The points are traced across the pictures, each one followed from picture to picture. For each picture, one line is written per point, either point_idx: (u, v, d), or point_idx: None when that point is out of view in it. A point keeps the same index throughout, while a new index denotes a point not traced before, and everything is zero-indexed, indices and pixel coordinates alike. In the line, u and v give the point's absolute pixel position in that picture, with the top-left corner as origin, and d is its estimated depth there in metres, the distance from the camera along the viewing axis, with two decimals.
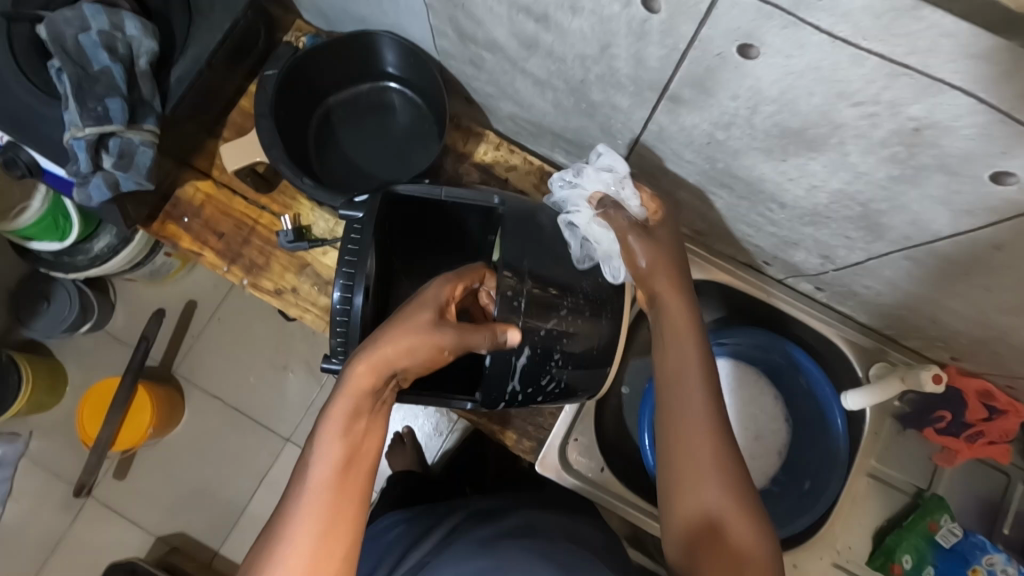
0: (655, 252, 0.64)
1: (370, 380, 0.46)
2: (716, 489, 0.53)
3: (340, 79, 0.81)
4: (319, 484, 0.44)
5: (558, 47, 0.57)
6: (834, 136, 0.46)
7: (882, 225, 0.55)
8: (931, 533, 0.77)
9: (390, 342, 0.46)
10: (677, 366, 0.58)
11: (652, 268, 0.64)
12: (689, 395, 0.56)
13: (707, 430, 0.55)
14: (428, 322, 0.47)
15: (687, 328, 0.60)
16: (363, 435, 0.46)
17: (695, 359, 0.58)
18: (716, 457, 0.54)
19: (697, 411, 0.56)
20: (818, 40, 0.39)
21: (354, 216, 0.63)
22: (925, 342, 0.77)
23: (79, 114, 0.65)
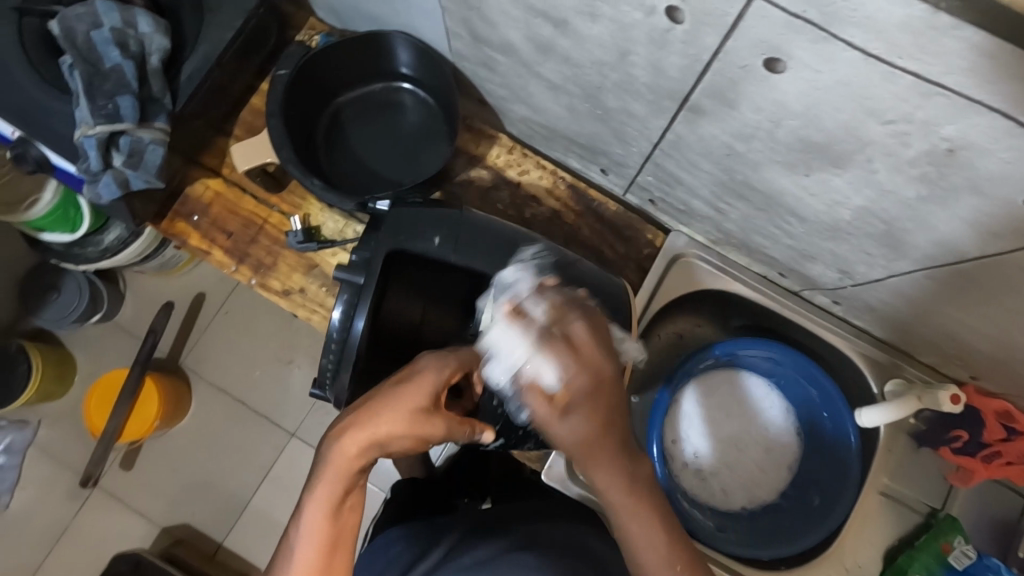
0: (571, 426, 0.49)
1: (358, 461, 0.51)
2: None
3: (353, 79, 0.80)
4: (305, 549, 0.51)
5: (576, 54, 0.55)
6: (861, 153, 0.45)
7: (905, 243, 0.54)
8: (944, 554, 0.75)
9: (380, 430, 0.50)
10: (622, 508, 0.53)
11: (574, 447, 0.50)
12: (638, 537, 0.54)
13: (665, 564, 0.54)
14: (418, 412, 0.51)
15: (613, 462, 0.51)
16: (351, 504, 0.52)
17: (632, 500, 0.52)
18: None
19: (650, 553, 0.54)
20: (849, 55, 0.37)
21: (355, 282, 0.63)
22: (943, 360, 0.76)
23: (89, 111, 0.65)
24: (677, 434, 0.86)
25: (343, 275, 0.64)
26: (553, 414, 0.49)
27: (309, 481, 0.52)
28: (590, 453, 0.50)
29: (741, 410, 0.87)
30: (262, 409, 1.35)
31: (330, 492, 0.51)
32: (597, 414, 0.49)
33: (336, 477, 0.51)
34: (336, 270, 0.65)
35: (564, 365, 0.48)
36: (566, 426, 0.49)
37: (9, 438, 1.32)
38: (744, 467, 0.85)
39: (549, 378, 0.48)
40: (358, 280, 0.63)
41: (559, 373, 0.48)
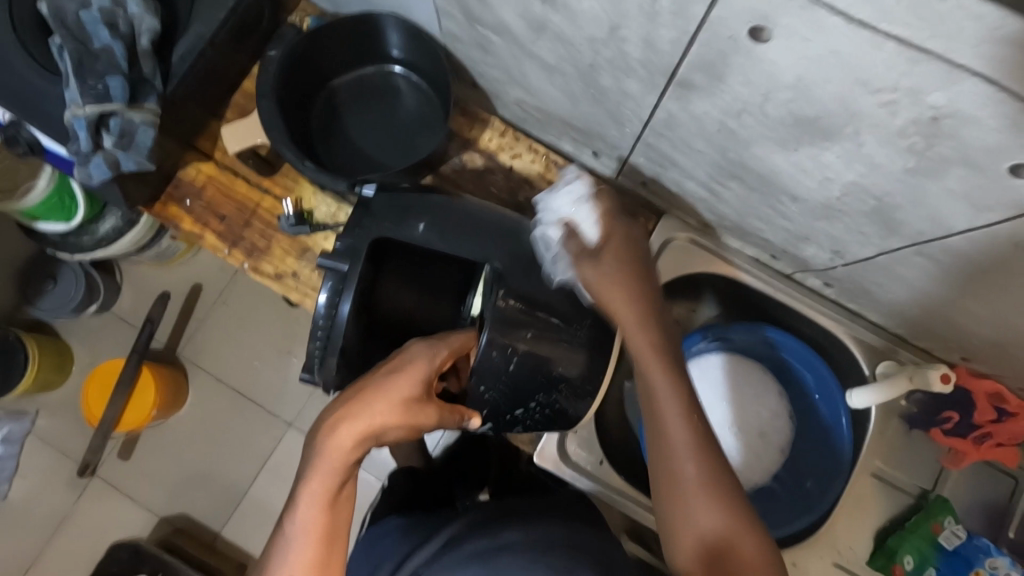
0: (613, 281, 0.64)
1: (348, 457, 0.51)
2: (716, 508, 0.54)
3: (346, 62, 0.80)
4: (297, 548, 0.50)
5: (567, 30, 0.55)
6: (850, 126, 0.45)
7: (896, 220, 0.54)
8: (934, 534, 0.76)
9: (371, 423, 0.51)
10: (657, 391, 0.59)
11: (609, 295, 0.63)
12: (668, 431, 0.57)
13: (694, 450, 0.56)
14: (412, 400, 0.53)
15: (653, 338, 0.61)
16: (342, 501, 0.53)
17: (671, 383, 0.59)
18: (706, 479, 0.55)
19: (680, 438, 0.57)
20: (836, 22, 0.37)
21: (339, 269, 0.62)
22: (936, 341, 0.76)
23: (80, 91, 0.65)
24: None
25: (327, 262, 0.62)
26: (586, 254, 0.66)
27: (300, 479, 0.52)
28: (636, 319, 0.62)
29: (735, 394, 0.87)
30: (260, 399, 1.36)
31: (321, 492, 0.51)
32: (625, 267, 0.65)
33: (326, 474, 0.51)
34: (320, 257, 0.63)
35: (604, 225, 0.68)
36: (604, 269, 0.65)
37: (7, 427, 1.32)
38: (738, 451, 0.85)
39: (590, 232, 0.68)
40: (342, 267, 0.62)
41: (601, 236, 0.67)
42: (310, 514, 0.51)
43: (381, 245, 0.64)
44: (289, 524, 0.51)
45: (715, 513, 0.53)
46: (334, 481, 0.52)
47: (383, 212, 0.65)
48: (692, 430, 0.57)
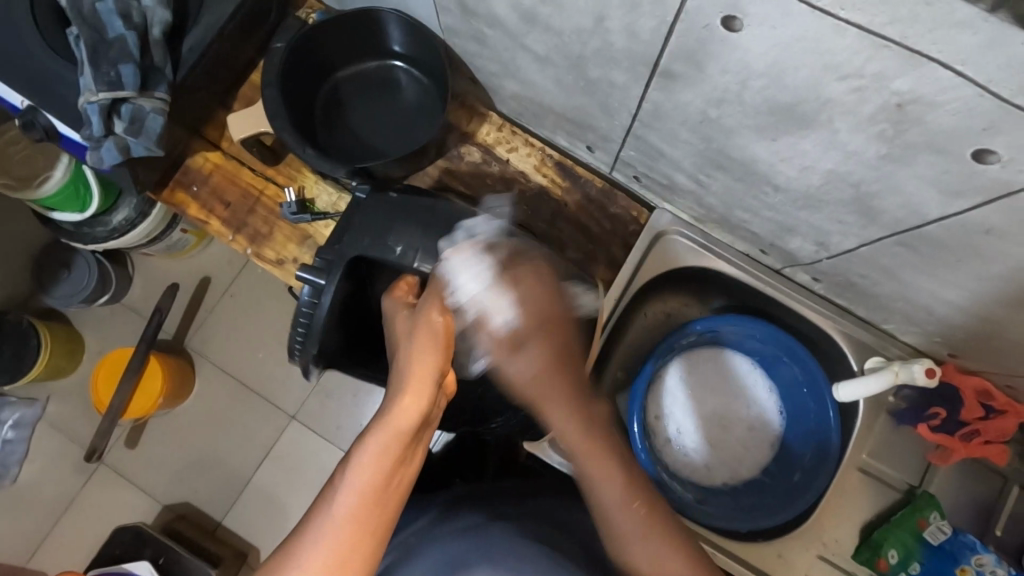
0: (530, 364, 0.60)
1: (413, 393, 0.54)
2: (651, 550, 0.57)
3: (348, 56, 0.83)
4: (359, 494, 0.52)
5: (556, 22, 0.57)
6: (823, 112, 0.47)
7: (875, 209, 0.55)
8: (919, 529, 0.76)
9: (423, 351, 0.55)
10: (584, 459, 0.60)
11: (528, 386, 0.60)
12: (601, 488, 0.59)
13: (623, 503, 0.58)
14: (430, 314, 0.57)
15: (572, 402, 0.60)
16: (409, 447, 0.54)
17: (588, 439, 0.60)
18: (641, 529, 0.58)
19: (609, 492, 0.59)
20: (801, 9, 0.39)
21: (317, 284, 0.68)
22: (922, 336, 0.77)
23: (93, 78, 0.68)
24: (661, 410, 0.88)
25: (306, 277, 0.68)
26: (504, 344, 0.60)
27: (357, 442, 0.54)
28: (554, 403, 0.60)
29: (726, 387, 0.88)
30: (263, 390, 1.38)
31: (385, 436, 0.53)
32: (546, 355, 0.60)
33: (391, 417, 0.53)
34: (300, 271, 0.69)
35: (517, 312, 0.60)
36: (524, 368, 0.60)
37: (19, 412, 1.35)
38: (726, 444, 0.87)
39: (502, 320, 0.60)
40: (320, 282, 0.68)
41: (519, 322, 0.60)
42: (374, 458, 0.52)
43: (359, 263, 0.70)
44: (347, 471, 0.52)
45: (653, 561, 0.57)
46: (402, 423, 0.53)
47: (363, 227, 0.69)
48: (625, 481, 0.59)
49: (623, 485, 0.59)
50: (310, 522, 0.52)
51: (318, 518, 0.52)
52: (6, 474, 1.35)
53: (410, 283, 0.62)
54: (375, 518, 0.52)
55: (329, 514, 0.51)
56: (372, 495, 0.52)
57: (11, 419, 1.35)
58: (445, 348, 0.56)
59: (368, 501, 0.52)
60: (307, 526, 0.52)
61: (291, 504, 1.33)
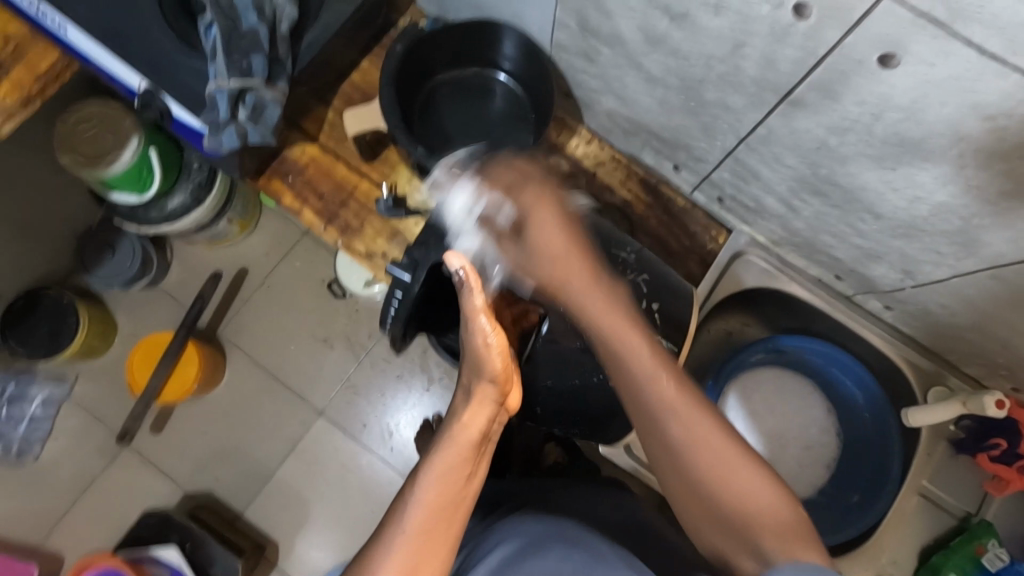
0: (544, 245, 0.56)
1: (474, 409, 0.51)
2: (694, 436, 0.50)
3: (451, 63, 0.86)
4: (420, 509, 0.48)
5: (685, 45, 0.61)
6: (954, 147, 0.50)
7: (977, 241, 0.59)
8: (977, 555, 0.79)
9: (482, 372, 0.52)
10: (607, 327, 0.53)
11: (545, 262, 0.56)
12: (632, 351, 0.52)
13: (661, 383, 0.51)
14: (483, 337, 0.50)
15: (590, 274, 0.55)
16: (476, 458, 0.51)
17: (609, 308, 0.54)
18: (674, 408, 0.50)
19: (642, 367, 0.51)
20: (966, 52, 0.42)
21: (403, 280, 0.70)
22: (987, 369, 0.80)
23: (226, 66, 0.71)
24: None
25: (392, 273, 0.70)
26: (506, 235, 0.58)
27: (422, 463, 0.50)
28: (577, 274, 0.55)
29: (789, 404, 0.91)
30: (295, 384, 1.39)
31: (450, 453, 0.50)
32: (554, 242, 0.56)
33: (455, 433, 0.51)
34: (389, 265, 0.71)
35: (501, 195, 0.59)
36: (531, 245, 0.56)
37: (47, 391, 1.36)
38: (784, 462, 0.89)
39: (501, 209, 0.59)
40: (406, 278, 0.70)
41: (518, 211, 0.57)
42: (438, 474, 0.49)
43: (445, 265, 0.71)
44: (413, 485, 0.49)
45: (695, 440, 0.50)
46: (466, 438, 0.51)
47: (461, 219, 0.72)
48: (651, 350, 0.52)
49: (658, 364, 0.51)
50: (384, 526, 0.49)
51: (388, 528, 0.48)
52: (29, 451, 1.34)
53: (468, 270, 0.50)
54: (442, 530, 0.48)
55: (396, 531, 0.48)
56: (438, 511, 0.48)
57: (40, 396, 1.35)
58: (506, 370, 0.52)
59: (436, 512, 0.48)
60: (377, 540, 0.49)
61: (316, 499, 1.34)
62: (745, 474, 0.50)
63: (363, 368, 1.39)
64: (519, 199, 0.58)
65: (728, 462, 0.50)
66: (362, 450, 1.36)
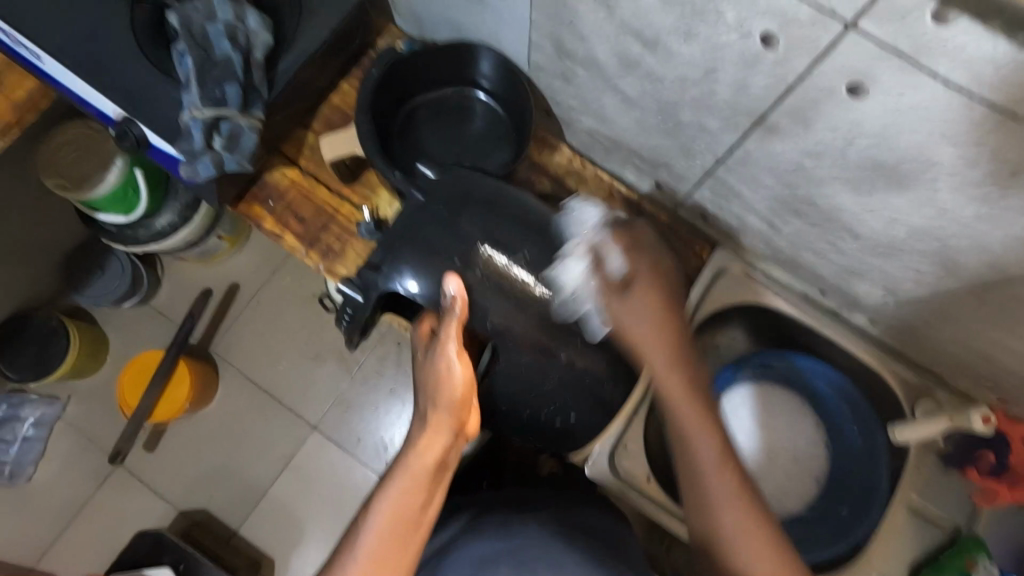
0: (628, 313, 0.66)
1: (431, 436, 0.59)
2: (738, 520, 0.60)
3: (429, 84, 0.86)
4: (375, 533, 0.57)
5: (659, 69, 0.60)
6: (927, 173, 0.50)
7: (956, 263, 0.58)
8: (969, 569, 0.78)
9: (440, 401, 0.59)
10: (685, 417, 0.64)
11: (638, 335, 0.66)
12: (697, 445, 0.63)
13: (719, 469, 0.62)
14: (448, 367, 0.59)
15: (671, 350, 0.65)
16: (430, 486, 0.59)
17: (691, 395, 0.64)
18: (725, 485, 0.62)
19: (701, 454, 0.62)
20: (933, 82, 0.42)
21: (354, 299, 0.69)
22: (974, 382, 0.80)
23: (199, 95, 0.71)
24: None
25: (344, 292, 0.69)
26: (611, 289, 0.67)
27: (379, 488, 0.59)
28: (653, 348, 0.65)
29: (778, 423, 0.91)
30: (288, 400, 1.38)
31: (407, 478, 0.58)
32: (652, 305, 0.66)
33: (411, 460, 0.58)
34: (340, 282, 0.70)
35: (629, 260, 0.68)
36: (628, 310, 0.66)
37: (39, 411, 1.35)
38: (774, 475, 0.89)
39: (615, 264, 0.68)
40: (358, 299, 0.68)
41: (630, 269, 0.67)
42: (394, 497, 0.57)
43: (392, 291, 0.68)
44: (372, 507, 0.58)
45: (737, 535, 0.60)
46: (421, 465, 0.58)
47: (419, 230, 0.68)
48: (706, 427, 0.63)
49: (718, 458, 0.62)
50: (343, 550, 0.57)
51: (347, 550, 0.57)
52: (21, 472, 1.33)
53: (457, 298, 0.61)
54: (395, 554, 0.57)
55: (352, 552, 0.56)
56: (390, 533, 0.57)
57: (32, 416, 1.34)
58: (462, 400, 0.59)
59: (389, 536, 0.57)
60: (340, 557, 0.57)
61: (310, 516, 1.33)
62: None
63: (355, 384, 1.38)
64: (636, 274, 0.67)
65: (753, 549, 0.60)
66: (357, 465, 1.35)
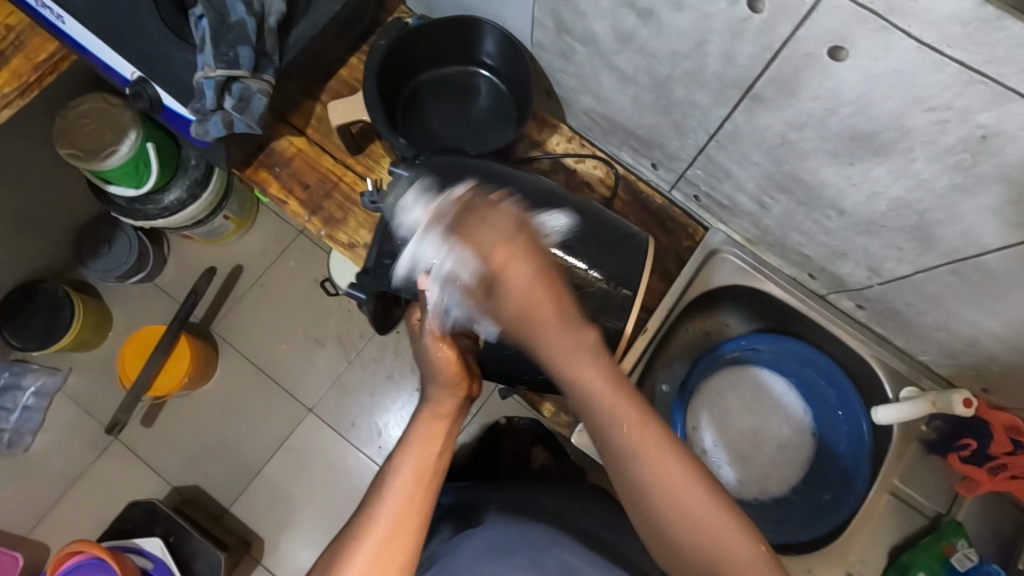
0: (511, 289, 0.57)
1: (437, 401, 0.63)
2: (655, 476, 0.53)
3: (436, 60, 0.88)
4: (393, 492, 0.56)
5: (653, 43, 0.63)
6: (904, 142, 0.52)
7: (936, 237, 0.60)
8: (946, 554, 0.79)
9: (440, 379, 0.64)
10: (573, 369, 0.57)
11: (514, 315, 0.57)
12: (596, 400, 0.56)
13: (620, 418, 0.55)
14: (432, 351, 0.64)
15: (557, 321, 0.57)
16: (445, 440, 0.61)
17: (580, 352, 0.57)
18: (641, 444, 0.54)
19: (605, 401, 0.56)
20: (905, 44, 0.44)
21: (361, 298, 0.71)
22: (957, 369, 0.81)
23: (212, 56, 0.73)
24: (699, 423, 0.91)
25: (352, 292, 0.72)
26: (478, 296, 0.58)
27: (393, 455, 0.60)
28: (530, 316, 0.57)
29: (761, 406, 0.92)
30: (283, 380, 1.40)
31: (423, 436, 0.60)
32: (520, 280, 0.57)
33: (423, 421, 0.62)
34: (350, 286, 0.73)
35: (490, 236, 0.58)
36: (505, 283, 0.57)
37: (40, 381, 1.37)
38: (759, 460, 0.90)
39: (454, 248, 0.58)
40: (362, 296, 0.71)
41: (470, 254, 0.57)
42: (412, 452, 0.59)
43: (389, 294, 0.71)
44: (387, 472, 0.58)
45: (671, 482, 0.53)
46: (435, 424, 0.61)
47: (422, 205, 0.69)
48: (609, 385, 0.56)
49: (618, 400, 0.56)
50: (363, 516, 0.56)
51: (367, 513, 0.56)
52: (20, 441, 1.35)
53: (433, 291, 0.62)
54: (414, 506, 0.56)
55: (374, 514, 0.55)
56: (411, 488, 0.56)
57: (33, 387, 1.36)
58: (459, 375, 0.64)
59: (408, 491, 0.56)
60: (358, 524, 0.56)
61: (299, 497, 1.35)
62: (721, 528, 0.52)
63: (352, 368, 1.40)
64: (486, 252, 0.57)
65: (686, 488, 0.53)
66: (350, 449, 1.37)
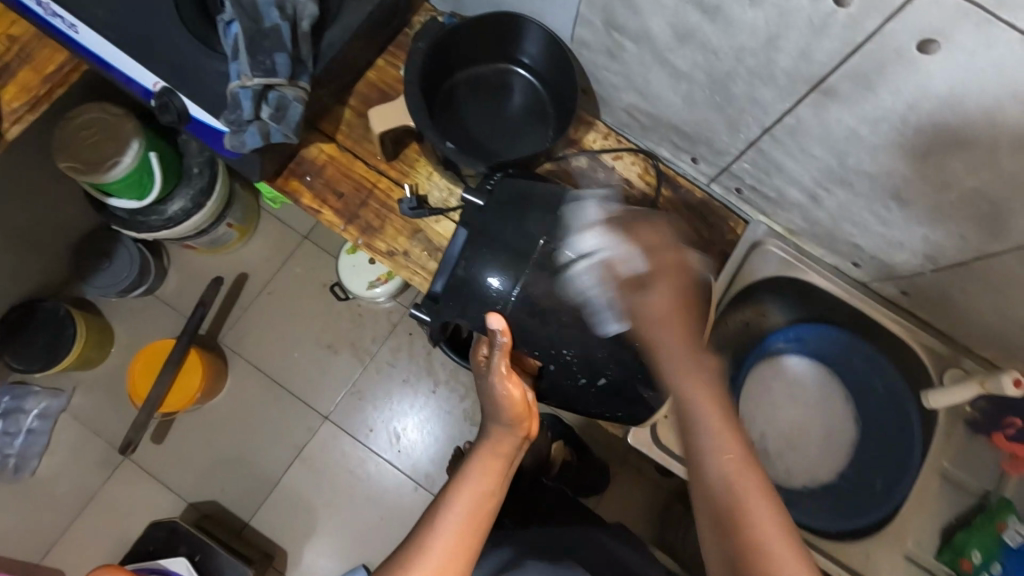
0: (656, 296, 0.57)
1: (498, 438, 0.64)
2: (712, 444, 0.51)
3: (470, 61, 0.86)
4: (452, 517, 0.58)
5: (717, 39, 0.61)
6: (990, 135, 0.52)
7: (1006, 224, 0.61)
8: (998, 532, 0.80)
9: (502, 416, 0.64)
10: (664, 329, 0.56)
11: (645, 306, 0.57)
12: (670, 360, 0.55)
13: (694, 381, 0.53)
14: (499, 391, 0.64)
15: (671, 304, 0.57)
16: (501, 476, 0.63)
17: (676, 315, 0.57)
18: (705, 412, 0.52)
19: (676, 360, 0.55)
20: (1010, 38, 0.44)
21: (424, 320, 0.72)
22: (1002, 352, 0.83)
23: (249, 65, 0.70)
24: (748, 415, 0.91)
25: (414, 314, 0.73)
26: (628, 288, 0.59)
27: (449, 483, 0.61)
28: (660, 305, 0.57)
29: (807, 396, 0.93)
30: (298, 389, 1.36)
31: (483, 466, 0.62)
32: (672, 289, 0.57)
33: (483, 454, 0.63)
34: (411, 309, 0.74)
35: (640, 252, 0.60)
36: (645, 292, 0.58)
37: (43, 402, 1.31)
38: (807, 448, 0.91)
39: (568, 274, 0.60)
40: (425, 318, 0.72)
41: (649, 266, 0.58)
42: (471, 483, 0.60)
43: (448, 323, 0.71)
44: (446, 498, 0.59)
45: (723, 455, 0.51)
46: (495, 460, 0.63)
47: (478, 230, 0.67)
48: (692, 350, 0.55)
49: (693, 363, 0.54)
50: (420, 535, 0.57)
51: (424, 533, 0.57)
52: (25, 465, 1.29)
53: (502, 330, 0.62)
54: (469, 537, 0.57)
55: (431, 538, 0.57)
56: (469, 518, 0.58)
57: (36, 409, 1.31)
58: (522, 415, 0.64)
59: (466, 523, 0.58)
60: (414, 543, 0.57)
61: (321, 506, 1.32)
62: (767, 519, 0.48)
63: (367, 373, 1.37)
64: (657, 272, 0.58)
65: (747, 478, 0.49)
66: (370, 455, 1.34)
